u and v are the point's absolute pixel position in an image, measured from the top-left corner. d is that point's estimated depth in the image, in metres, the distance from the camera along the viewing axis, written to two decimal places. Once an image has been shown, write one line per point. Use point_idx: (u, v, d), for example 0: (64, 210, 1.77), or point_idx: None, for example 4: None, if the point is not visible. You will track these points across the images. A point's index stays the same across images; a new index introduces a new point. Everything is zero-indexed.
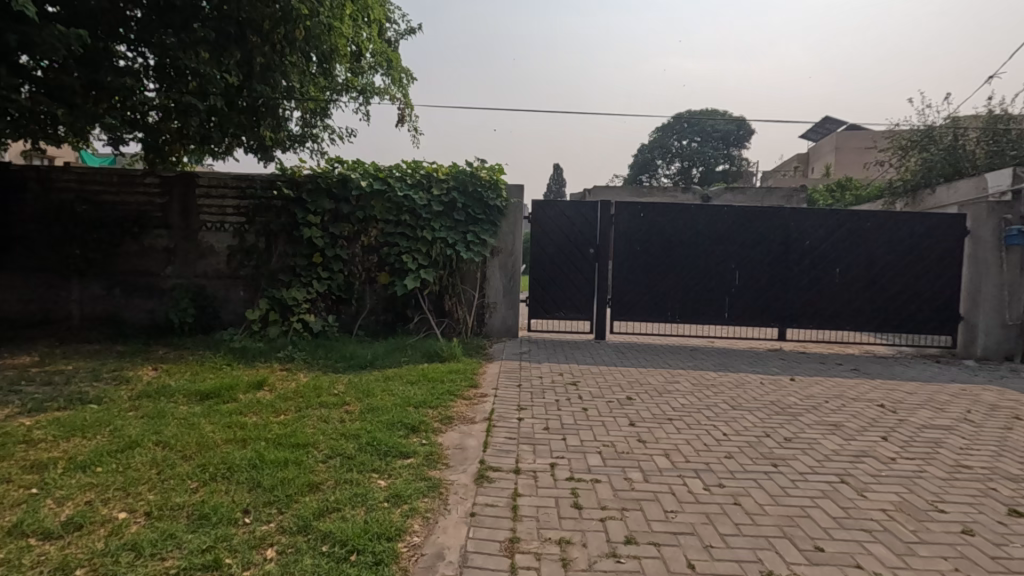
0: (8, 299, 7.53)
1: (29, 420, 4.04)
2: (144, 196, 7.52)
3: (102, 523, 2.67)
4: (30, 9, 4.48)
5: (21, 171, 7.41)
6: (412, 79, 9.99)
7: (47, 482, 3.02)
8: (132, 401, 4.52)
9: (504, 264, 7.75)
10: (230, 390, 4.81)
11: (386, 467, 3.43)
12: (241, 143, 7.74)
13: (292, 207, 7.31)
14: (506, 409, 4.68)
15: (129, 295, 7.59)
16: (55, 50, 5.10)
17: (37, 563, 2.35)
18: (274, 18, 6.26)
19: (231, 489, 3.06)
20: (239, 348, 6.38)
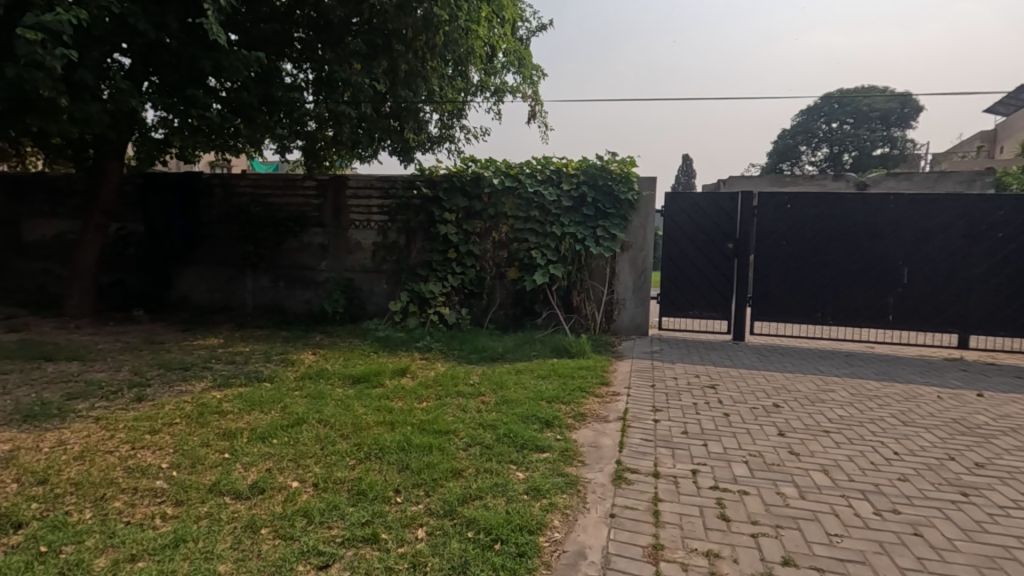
0: (199, 288, 8.82)
1: (220, 393, 4.68)
2: (303, 198, 8.37)
3: (279, 490, 3.01)
4: (222, 38, 5.13)
5: (209, 179, 8.64)
6: (542, 76, 10.06)
7: (236, 449, 3.47)
8: (297, 381, 5.07)
9: (634, 259, 7.54)
10: (378, 375, 5.21)
11: (523, 460, 3.49)
12: (386, 147, 8.32)
13: (430, 205, 7.70)
14: (640, 409, 4.54)
15: (291, 286, 8.53)
16: (239, 72, 5.82)
17: (232, 519, 2.71)
18: (416, 27, 6.74)
19: (384, 468, 3.30)
20: (383, 337, 6.88)
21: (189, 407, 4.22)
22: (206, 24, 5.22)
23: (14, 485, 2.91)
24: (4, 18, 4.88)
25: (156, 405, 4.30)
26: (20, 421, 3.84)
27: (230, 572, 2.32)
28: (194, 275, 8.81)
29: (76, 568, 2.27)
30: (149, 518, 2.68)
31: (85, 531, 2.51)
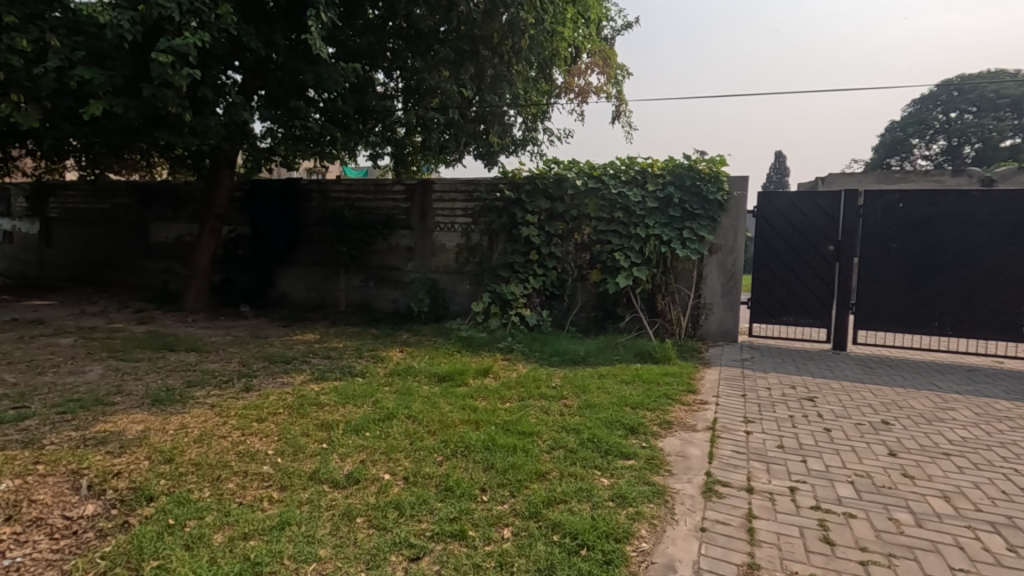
0: (298, 287, 9.43)
1: (318, 386, 4.98)
2: (392, 202, 8.74)
3: (373, 481, 3.15)
4: (323, 52, 5.46)
5: (307, 185, 9.23)
6: (627, 74, 9.89)
7: (333, 440, 3.68)
8: (387, 377, 5.30)
9: (723, 262, 7.23)
10: (463, 374, 5.32)
11: (608, 466, 3.43)
12: (471, 151, 8.51)
13: (512, 207, 7.77)
14: (731, 420, 4.34)
15: (380, 286, 8.92)
16: (337, 83, 6.17)
17: (331, 506, 2.87)
18: (501, 32, 6.88)
19: (470, 466, 3.36)
20: (466, 337, 7.03)
21: (291, 398, 4.53)
22: (310, 40, 5.58)
23: (145, 462, 3.24)
24: (141, 43, 5.47)
25: (262, 394, 4.64)
26: (149, 405, 4.28)
27: (329, 557, 2.46)
28: (293, 275, 9.43)
29: (198, 542, 2.49)
30: (259, 500, 2.89)
31: (205, 509, 2.75)
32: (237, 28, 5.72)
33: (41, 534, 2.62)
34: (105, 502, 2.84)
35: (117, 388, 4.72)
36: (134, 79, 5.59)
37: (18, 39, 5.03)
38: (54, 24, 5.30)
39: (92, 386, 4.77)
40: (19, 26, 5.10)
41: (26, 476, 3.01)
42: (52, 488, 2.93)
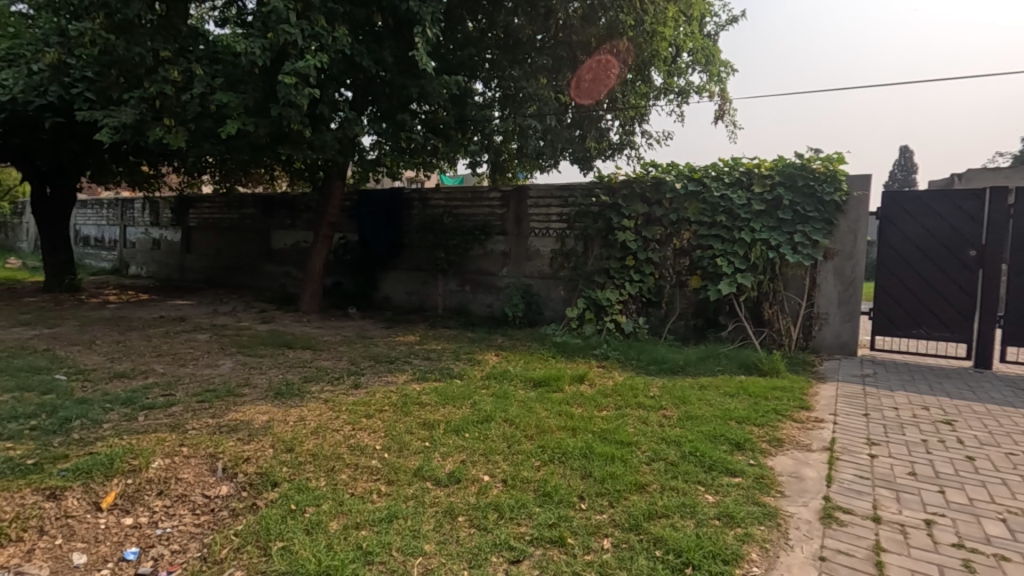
0: (399, 290, 9.89)
1: (420, 386, 5.19)
2: (488, 209, 8.95)
3: (473, 481, 3.23)
4: (428, 66, 5.72)
5: (409, 194, 9.68)
6: (732, 71, 9.43)
7: (435, 438, 3.81)
8: (484, 379, 5.41)
9: (840, 269, 6.68)
10: (558, 380, 5.32)
11: (712, 482, 3.26)
12: (568, 155, 8.51)
13: (608, 212, 7.65)
14: (851, 441, 3.97)
15: (476, 291, 9.14)
16: (440, 95, 6.42)
17: (434, 503, 2.97)
18: (600, 35, 6.87)
19: (567, 473, 3.34)
20: (561, 343, 7.02)
21: (395, 397, 4.76)
22: (417, 56, 5.86)
23: (270, 449, 3.54)
24: (270, 68, 6.03)
25: (370, 392, 4.93)
26: (272, 397, 4.69)
27: (434, 552, 2.55)
28: (395, 279, 9.91)
29: (316, 527, 2.68)
30: (369, 492, 3.06)
31: (322, 497, 2.96)
32: (351, 49, 6.13)
33: (186, 509, 2.95)
34: (237, 484, 3.14)
35: (245, 381, 5.22)
36: (262, 101, 6.17)
37: (171, 70, 5.73)
38: (199, 55, 5.99)
39: (224, 378, 5.30)
40: (171, 58, 5.80)
41: (174, 456, 3.40)
42: (195, 468, 3.29)
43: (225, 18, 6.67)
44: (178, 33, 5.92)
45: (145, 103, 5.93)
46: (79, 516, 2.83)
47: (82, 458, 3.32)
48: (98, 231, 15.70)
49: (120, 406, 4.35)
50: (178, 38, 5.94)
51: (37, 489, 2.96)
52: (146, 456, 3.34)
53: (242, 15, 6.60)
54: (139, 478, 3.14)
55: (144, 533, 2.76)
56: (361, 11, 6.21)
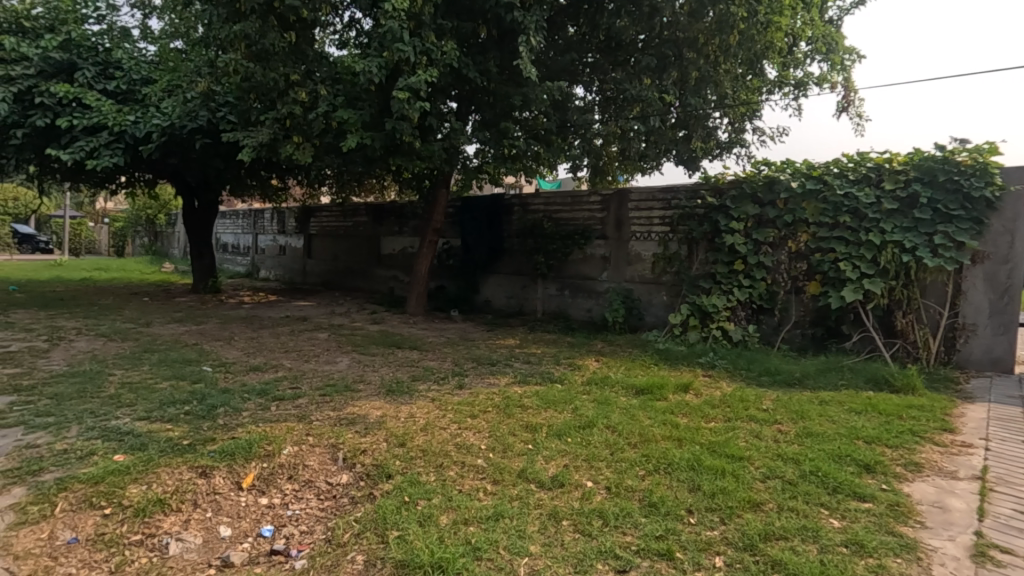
0: (499, 294, 10.09)
1: (521, 388, 5.27)
2: (588, 213, 8.90)
3: (576, 487, 3.22)
4: (530, 73, 5.81)
5: (510, 199, 9.88)
6: (858, 58, 8.66)
7: (538, 441, 3.85)
8: (585, 385, 5.38)
9: (992, 273, 5.91)
10: (662, 388, 5.16)
11: (837, 506, 3.01)
12: (672, 156, 8.27)
13: (715, 214, 7.31)
14: (1009, 471, 3.48)
15: (575, 295, 9.11)
16: (543, 101, 6.48)
17: (538, 505, 3.00)
18: (709, 31, 6.52)
19: (674, 485, 3.23)
20: (664, 350, 6.80)
21: (498, 399, 4.86)
22: (521, 64, 5.97)
23: (384, 443, 3.76)
24: (384, 85, 6.43)
25: (474, 392, 5.08)
26: (385, 393, 4.99)
27: (539, 553, 2.58)
28: (495, 283, 10.14)
29: (428, 520, 2.81)
30: (475, 490, 3.15)
31: (432, 491, 3.09)
32: (459, 62, 6.38)
33: (312, 494, 3.21)
34: (356, 474, 3.37)
35: (360, 378, 5.58)
36: (378, 116, 6.59)
37: (300, 91, 6.30)
38: (323, 77, 6.53)
39: (342, 374, 5.72)
40: (300, 81, 6.38)
41: (301, 444, 3.71)
42: (319, 456, 3.58)
43: (346, 41, 7.22)
44: (306, 57, 6.48)
45: (278, 123, 6.56)
46: (225, 493, 3.18)
47: (226, 442, 3.72)
48: (235, 238, 17.56)
49: (256, 396, 4.84)
50: (306, 62, 6.48)
51: (192, 466, 3.36)
52: (278, 442, 3.68)
53: (361, 36, 7.11)
54: (273, 462, 3.46)
55: (277, 513, 3.04)
56: (468, 24, 6.45)
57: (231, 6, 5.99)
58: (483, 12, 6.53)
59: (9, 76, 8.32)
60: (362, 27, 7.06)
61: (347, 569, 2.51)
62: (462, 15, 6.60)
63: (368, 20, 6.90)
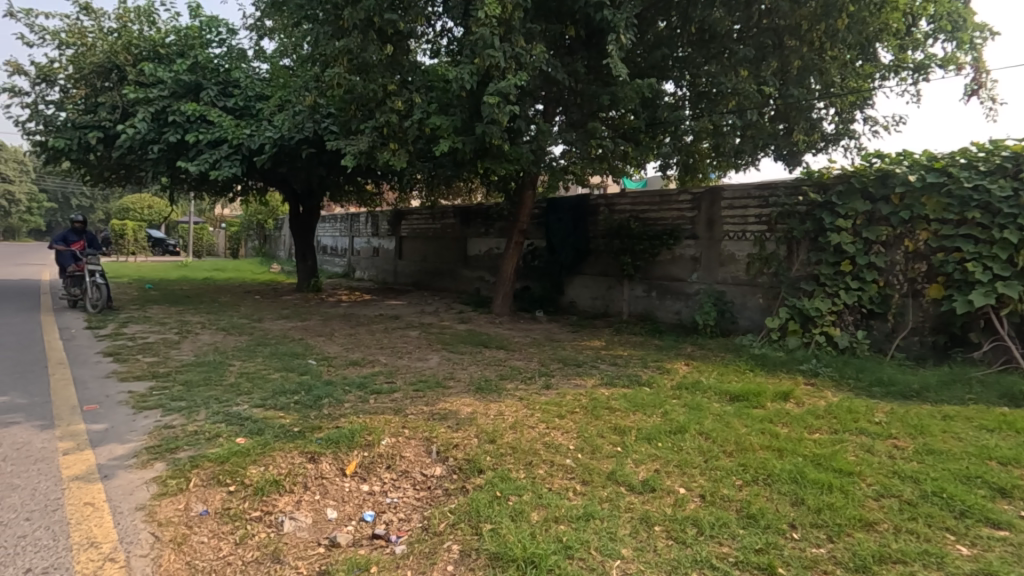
0: (584, 295, 10.02)
1: (608, 391, 5.20)
2: (678, 212, 8.64)
3: (668, 493, 3.14)
4: (621, 70, 5.75)
5: (596, 200, 9.81)
6: (991, 34, 7.75)
7: (627, 445, 3.80)
8: (675, 389, 5.22)
9: None
10: (759, 396, 4.90)
11: (966, 532, 2.73)
12: (770, 150, 7.88)
13: (819, 211, 6.86)
14: None
15: (663, 297, 8.87)
16: (632, 99, 6.39)
17: (629, 509, 2.96)
18: (813, 16, 6.08)
19: (775, 498, 3.07)
20: (760, 356, 6.45)
21: (585, 400, 4.84)
22: (611, 63, 5.92)
23: (475, 438, 3.88)
24: (475, 90, 6.62)
25: (560, 393, 5.09)
26: (474, 391, 5.13)
27: (631, 557, 2.55)
28: (580, 284, 10.07)
29: (520, 516, 2.86)
30: (565, 489, 3.17)
31: (523, 488, 3.15)
32: (548, 64, 6.43)
33: (409, 483, 3.37)
34: (449, 467, 3.50)
35: (450, 375, 5.78)
36: (468, 121, 6.79)
37: (396, 101, 6.63)
38: (417, 85, 6.82)
39: (433, 370, 5.94)
40: (397, 91, 6.72)
41: (398, 436, 3.91)
42: (415, 448, 3.75)
43: (438, 50, 7.51)
44: (402, 68, 6.82)
45: (376, 131, 6.95)
46: (331, 477, 3.41)
47: (331, 430, 4.00)
48: (333, 240, 18.73)
49: (356, 389, 5.15)
50: (401, 72, 6.81)
51: (302, 452, 3.64)
52: (377, 434, 3.89)
53: (452, 45, 7.37)
54: (373, 451, 3.68)
55: (377, 500, 3.22)
56: (556, 26, 6.50)
57: (335, 24, 6.44)
58: (571, 14, 6.56)
59: (148, 98, 9.42)
60: (453, 36, 7.32)
61: (444, 557, 2.61)
62: (551, 18, 6.66)
63: (459, 29, 7.14)
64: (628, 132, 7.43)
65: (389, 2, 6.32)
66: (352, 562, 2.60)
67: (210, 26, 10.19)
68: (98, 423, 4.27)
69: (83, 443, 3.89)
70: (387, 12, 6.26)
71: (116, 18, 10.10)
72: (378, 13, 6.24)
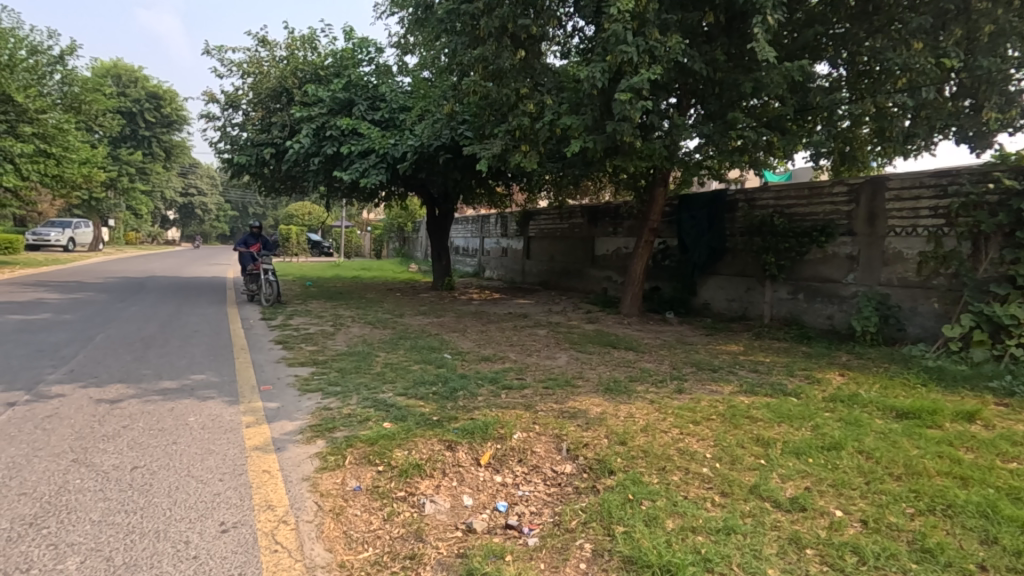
0: (720, 297, 9.44)
1: (748, 398, 4.86)
2: (831, 206, 7.83)
3: (822, 514, 2.86)
4: (770, 53, 5.33)
5: (734, 195, 9.22)
6: None
7: (772, 458, 3.51)
8: (827, 401, 4.73)
9: None
10: (934, 414, 4.27)
11: None
12: (950, 133, 6.85)
13: (1015, 200, 5.86)
14: None
15: (812, 300, 8.08)
16: (780, 85, 5.92)
17: (775, 527, 2.74)
18: None
19: (957, 532, 2.66)
20: (936, 369, 5.62)
21: (722, 407, 4.57)
22: (755, 47, 5.53)
23: (605, 439, 3.83)
24: (607, 88, 6.55)
25: (694, 398, 4.86)
26: (603, 391, 5.08)
27: None
28: (715, 285, 9.51)
29: (653, 522, 2.79)
30: (702, 499, 3.02)
31: (656, 493, 3.05)
32: (684, 54, 6.17)
33: (540, 478, 3.43)
34: (579, 465, 3.50)
35: (579, 374, 5.78)
36: (600, 119, 6.73)
37: (528, 103, 6.76)
38: (549, 87, 6.91)
39: (562, 369, 5.99)
40: (529, 94, 6.86)
41: (529, 431, 3.99)
42: (545, 444, 3.80)
43: (568, 50, 7.54)
44: (534, 71, 6.94)
45: (508, 134, 7.16)
46: (466, 466, 3.58)
47: (467, 421, 4.19)
48: (465, 241, 19.61)
49: (488, 383, 5.35)
50: (533, 75, 6.93)
51: (440, 439, 3.87)
52: (509, 428, 4.01)
53: (583, 44, 7.36)
54: (505, 445, 3.79)
55: (509, 491, 3.31)
56: (694, 14, 6.22)
57: (472, 34, 6.76)
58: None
59: (311, 116, 10.58)
60: (584, 34, 7.31)
61: (577, 554, 2.62)
62: (688, 7, 6.38)
63: (591, 27, 7.11)
64: (774, 120, 6.87)
65: (522, 8, 6.49)
66: (488, 548, 2.70)
67: (361, 46, 11.19)
68: (272, 401, 4.89)
69: (261, 418, 4.47)
70: (521, 17, 6.42)
71: (285, 47, 11.49)
72: (512, 19, 6.44)
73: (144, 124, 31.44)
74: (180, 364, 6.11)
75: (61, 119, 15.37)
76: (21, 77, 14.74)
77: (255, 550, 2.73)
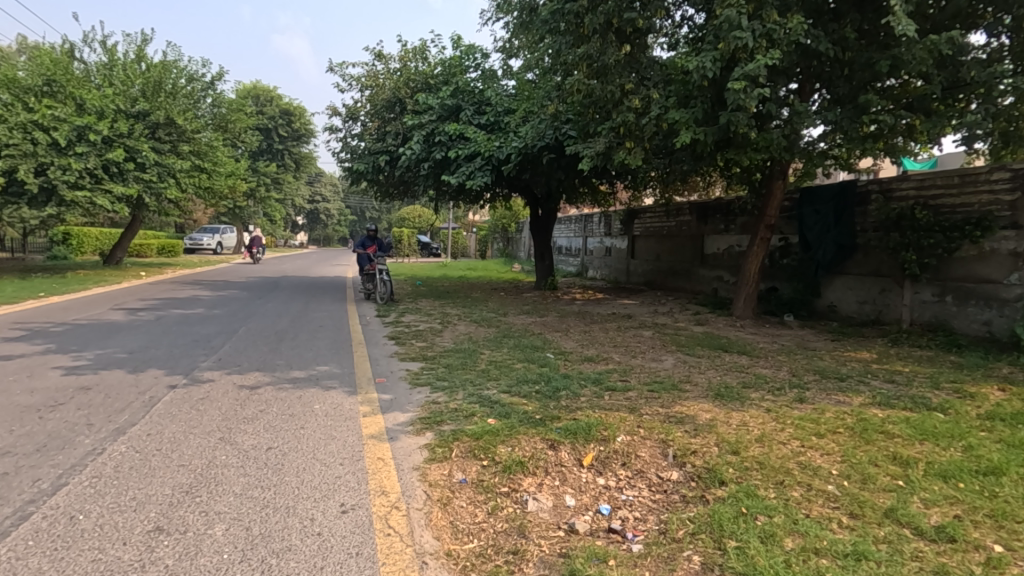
0: (848, 298, 8.55)
1: (883, 412, 4.36)
2: (990, 195, 6.84)
3: (976, 548, 2.52)
4: (911, 27, 4.78)
5: (866, 186, 8.35)
6: None
7: (912, 479, 3.13)
8: (982, 419, 4.13)
9: None
10: None
11: None
12: None
13: None
14: None
15: (964, 303, 7.10)
16: (924, 61, 5.29)
17: (916, 558, 2.45)
18: None
19: None
20: None
21: (851, 420, 4.14)
22: (892, 21, 4.98)
23: (715, 447, 3.64)
24: (719, 78, 6.24)
25: (818, 409, 4.46)
26: (713, 396, 4.83)
27: None
28: (842, 286, 8.64)
29: (770, 539, 2.61)
30: (827, 519, 2.76)
31: (773, 509, 2.84)
32: (807, 35, 5.70)
33: (644, 483, 3.33)
34: (687, 473, 3.35)
35: (686, 378, 5.53)
36: (711, 110, 6.41)
37: (634, 98, 6.59)
38: (656, 81, 6.70)
39: (668, 372, 5.78)
40: (634, 89, 6.69)
41: (634, 434, 3.89)
42: (650, 449, 3.69)
43: (675, 41, 7.27)
44: (640, 65, 6.76)
45: (613, 131, 7.03)
46: (569, 466, 3.56)
47: (569, 421, 4.17)
48: (568, 241, 19.57)
49: (592, 384, 5.30)
50: (639, 70, 6.76)
51: (544, 438, 3.88)
52: (612, 430, 3.92)
53: (692, 33, 7.06)
54: (608, 447, 3.72)
55: (612, 495, 3.25)
56: None
57: (577, 32, 6.76)
58: None
59: (422, 123, 11.12)
60: (694, 23, 7.01)
61: (684, 566, 2.51)
62: None
63: (701, 14, 6.80)
64: (917, 100, 6.18)
65: (628, 1, 6.38)
66: (590, 551, 2.67)
67: (468, 53, 11.56)
68: (386, 393, 5.20)
69: (376, 409, 4.77)
70: (626, 11, 6.31)
71: (399, 59, 12.16)
72: (617, 13, 6.34)
73: (278, 138, 35.16)
74: (308, 356, 6.67)
75: (211, 138, 17.53)
76: (181, 103, 17.03)
77: (371, 531, 2.91)
